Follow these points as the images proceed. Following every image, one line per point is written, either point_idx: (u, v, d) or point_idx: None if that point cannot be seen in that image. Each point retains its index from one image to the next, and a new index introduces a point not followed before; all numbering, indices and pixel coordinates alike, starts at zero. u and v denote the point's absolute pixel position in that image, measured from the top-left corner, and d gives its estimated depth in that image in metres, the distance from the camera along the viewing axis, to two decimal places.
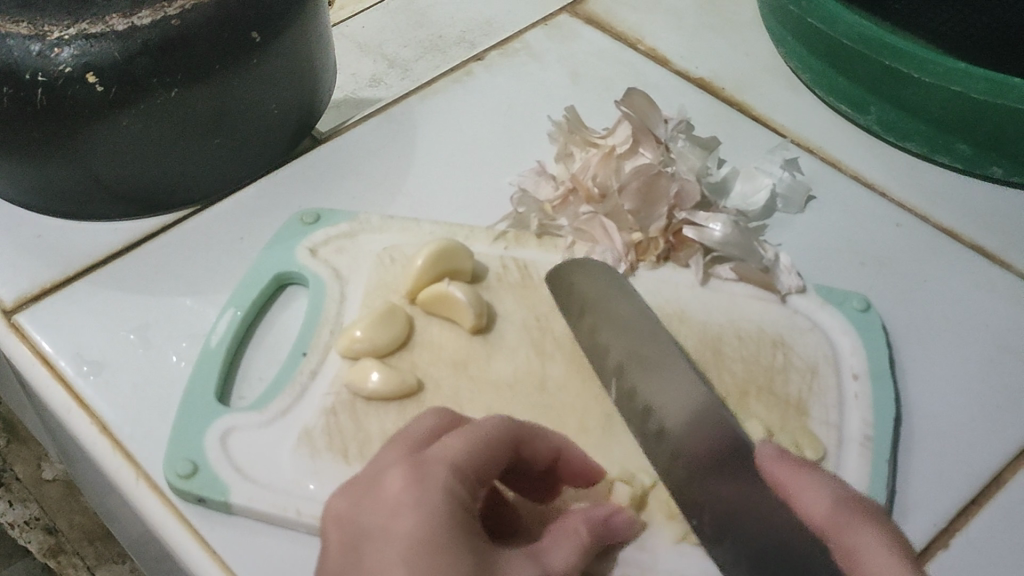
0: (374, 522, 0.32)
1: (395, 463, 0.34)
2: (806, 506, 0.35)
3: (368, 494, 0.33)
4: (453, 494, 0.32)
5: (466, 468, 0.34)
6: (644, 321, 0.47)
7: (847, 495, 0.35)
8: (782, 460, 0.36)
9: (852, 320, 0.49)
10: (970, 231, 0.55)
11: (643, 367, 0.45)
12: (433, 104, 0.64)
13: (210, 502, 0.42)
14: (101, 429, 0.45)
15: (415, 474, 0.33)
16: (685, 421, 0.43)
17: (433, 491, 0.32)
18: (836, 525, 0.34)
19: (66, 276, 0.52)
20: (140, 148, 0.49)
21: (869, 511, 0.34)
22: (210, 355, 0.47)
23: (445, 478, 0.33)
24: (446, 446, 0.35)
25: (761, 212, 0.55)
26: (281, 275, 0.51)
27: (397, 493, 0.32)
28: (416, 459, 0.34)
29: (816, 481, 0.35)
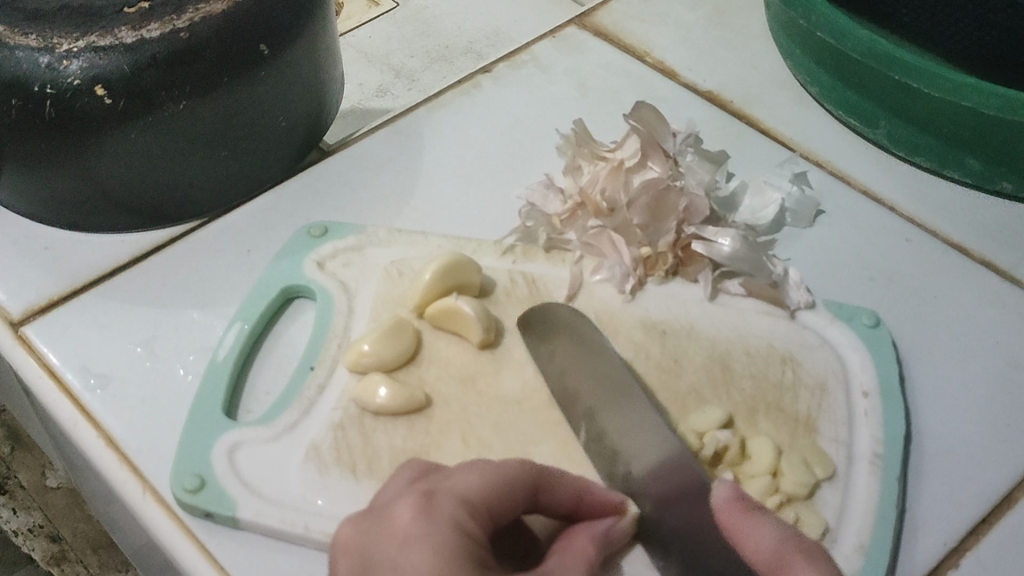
0: (382, 552, 0.32)
1: (404, 496, 0.34)
2: (754, 551, 0.34)
3: (378, 526, 0.33)
4: (462, 527, 0.32)
5: (478, 501, 0.34)
6: (608, 364, 0.46)
7: (795, 539, 0.33)
8: (732, 500, 0.35)
9: (861, 335, 0.48)
10: (979, 246, 0.54)
11: (610, 405, 0.44)
12: (441, 116, 0.63)
13: (217, 517, 0.41)
14: (107, 442, 0.45)
15: (425, 505, 0.33)
16: (651, 466, 0.42)
17: (442, 523, 0.32)
18: (779, 573, 0.33)
19: (74, 288, 0.52)
20: (148, 160, 0.49)
21: (820, 559, 0.33)
22: (217, 369, 0.47)
23: (454, 511, 0.33)
24: (460, 480, 0.35)
25: (770, 227, 0.55)
26: (289, 287, 0.51)
27: (405, 525, 0.32)
28: (427, 491, 0.34)
29: (764, 526, 0.34)
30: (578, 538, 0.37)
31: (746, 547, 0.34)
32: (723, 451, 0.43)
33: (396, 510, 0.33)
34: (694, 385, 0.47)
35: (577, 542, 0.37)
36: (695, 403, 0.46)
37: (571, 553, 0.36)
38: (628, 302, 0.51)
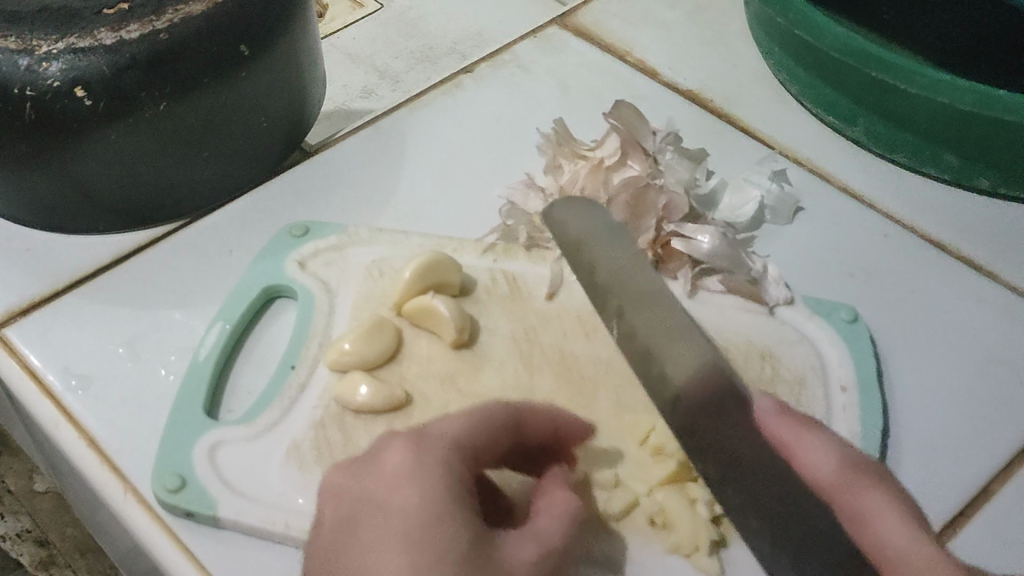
0: (368, 494, 0.35)
1: (391, 444, 0.36)
2: (808, 463, 0.36)
3: (370, 471, 0.36)
4: (456, 471, 0.35)
5: (467, 443, 0.37)
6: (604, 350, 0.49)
7: (850, 456, 0.36)
8: (784, 416, 0.38)
9: (839, 330, 0.49)
10: (957, 242, 0.55)
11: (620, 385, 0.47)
12: (423, 116, 0.64)
13: (198, 516, 0.41)
14: (89, 443, 0.45)
15: (411, 451, 0.36)
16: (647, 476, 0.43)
17: (430, 467, 0.35)
18: (843, 490, 0.35)
19: (56, 289, 0.52)
20: (129, 162, 0.50)
21: (879, 477, 0.36)
22: (199, 369, 0.47)
23: (444, 454, 0.36)
24: (447, 424, 0.37)
25: (749, 224, 0.55)
26: (270, 287, 0.51)
27: (393, 472, 0.35)
28: (417, 435, 0.36)
29: (820, 441, 0.37)
30: (553, 488, 0.38)
31: (801, 462, 0.37)
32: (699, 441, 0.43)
33: (385, 457, 0.36)
34: None
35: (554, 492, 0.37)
36: None
37: (552, 501, 0.36)
38: None
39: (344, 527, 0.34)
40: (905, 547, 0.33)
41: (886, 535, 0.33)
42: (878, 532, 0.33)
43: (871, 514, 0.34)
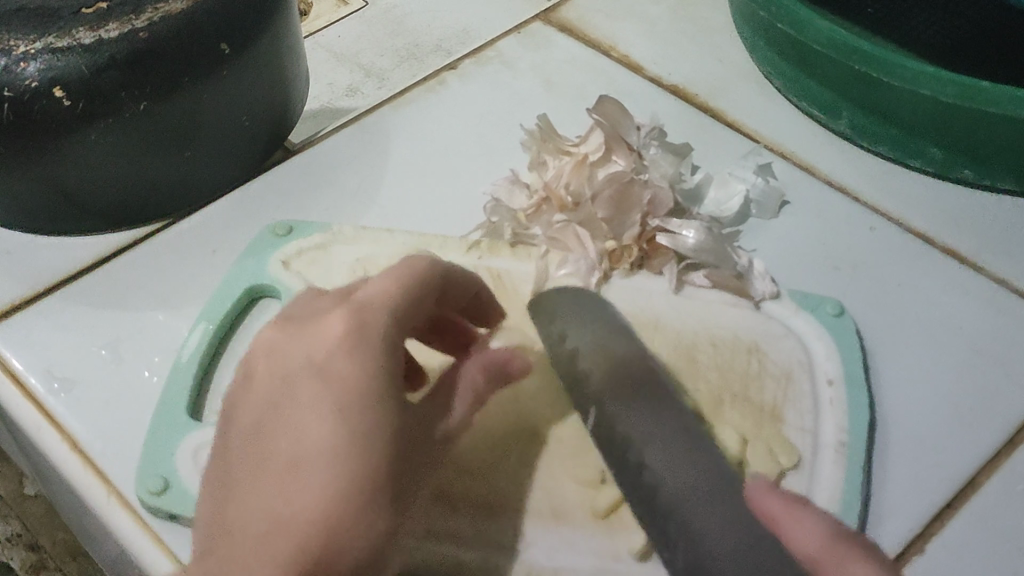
0: (299, 366, 0.35)
1: (333, 312, 0.36)
2: (797, 539, 0.34)
3: (303, 337, 0.36)
4: (387, 358, 0.35)
5: (396, 306, 0.36)
6: (598, 332, 0.45)
7: (842, 532, 0.34)
8: (777, 495, 0.35)
9: (824, 323, 0.49)
10: (943, 233, 0.55)
11: (615, 374, 0.43)
12: (407, 113, 0.63)
13: (183, 518, 0.41)
14: (72, 446, 0.45)
15: (354, 320, 0.35)
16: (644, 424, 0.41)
17: (368, 349, 0.35)
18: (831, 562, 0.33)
19: (37, 292, 0.52)
20: (108, 162, 0.49)
21: (866, 548, 0.33)
22: (182, 371, 0.46)
23: (380, 320, 0.36)
24: (374, 285, 0.37)
25: (735, 219, 0.55)
26: (253, 288, 0.51)
27: (333, 348, 0.35)
28: (351, 305, 0.36)
29: (811, 517, 0.34)
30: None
31: (790, 540, 0.34)
32: None
33: (329, 323, 0.36)
34: None
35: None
36: None
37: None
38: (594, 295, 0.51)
39: (264, 428, 0.34)
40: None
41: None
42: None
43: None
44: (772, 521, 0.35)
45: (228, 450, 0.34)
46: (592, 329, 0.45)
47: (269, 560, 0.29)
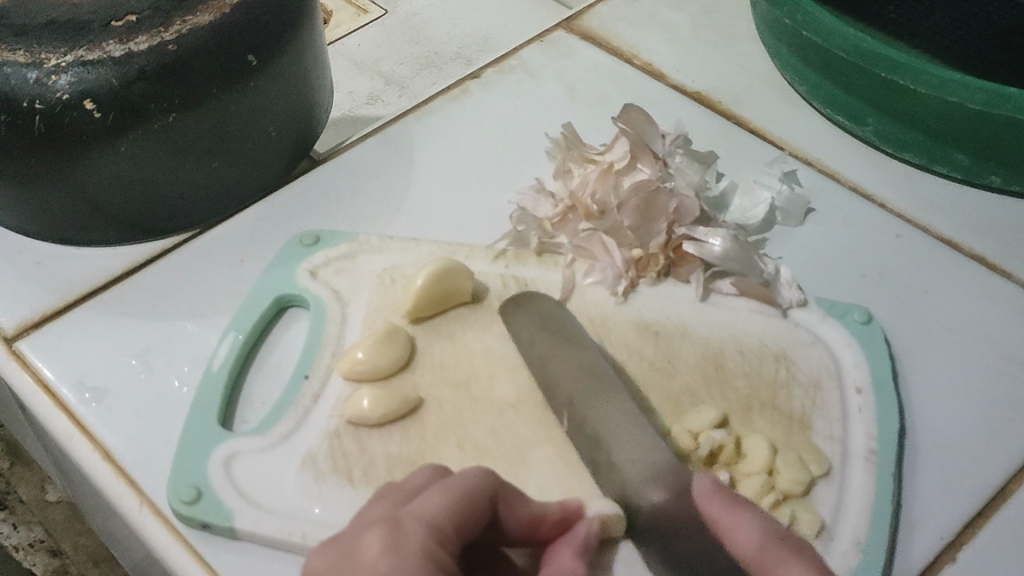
0: None
1: (369, 527, 0.33)
2: (737, 543, 0.36)
3: (339, 558, 0.32)
4: (431, 551, 0.31)
5: (445, 527, 0.33)
6: (602, 362, 0.46)
7: (778, 534, 0.35)
8: (715, 497, 0.37)
9: (852, 331, 0.49)
10: (969, 240, 0.54)
11: (614, 400, 0.44)
12: (430, 122, 0.63)
13: (215, 527, 0.42)
14: (104, 455, 0.45)
15: (392, 537, 0.31)
16: (630, 458, 0.42)
17: (411, 555, 0.31)
18: (763, 562, 0.35)
19: (67, 302, 0.52)
20: (137, 174, 0.49)
21: (800, 548, 0.35)
22: (212, 381, 0.47)
23: (422, 539, 0.32)
24: (424, 505, 0.33)
25: (761, 226, 0.55)
26: (282, 297, 0.51)
27: (371, 559, 0.30)
28: (392, 519, 0.33)
29: (746, 521, 0.36)
30: (561, 554, 0.37)
31: (731, 541, 0.36)
32: (717, 450, 0.43)
33: (363, 540, 0.32)
34: (688, 385, 0.47)
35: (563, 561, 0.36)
36: (690, 403, 0.46)
37: None
38: (620, 303, 0.51)
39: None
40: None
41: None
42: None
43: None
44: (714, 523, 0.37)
45: None
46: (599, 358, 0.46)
47: None
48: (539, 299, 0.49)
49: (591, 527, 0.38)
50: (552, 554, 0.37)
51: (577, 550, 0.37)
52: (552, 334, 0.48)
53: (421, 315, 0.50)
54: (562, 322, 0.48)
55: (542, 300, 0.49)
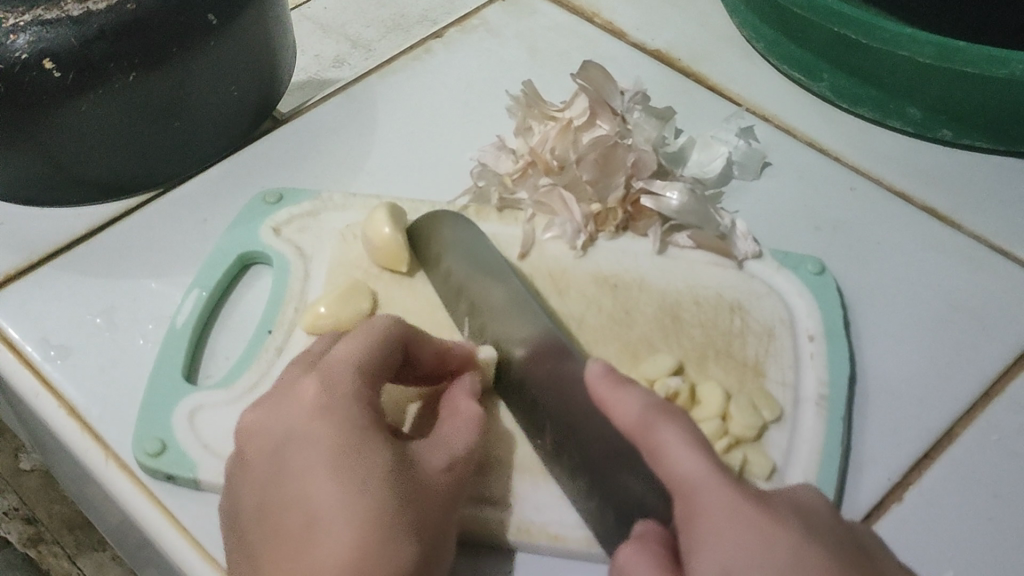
0: (285, 426, 0.38)
1: (303, 376, 0.40)
2: (621, 415, 0.35)
3: (282, 403, 0.39)
4: (357, 412, 0.38)
5: (365, 367, 0.40)
6: (523, 291, 0.48)
7: (659, 403, 0.34)
8: (605, 375, 0.36)
9: (806, 281, 0.50)
10: (922, 192, 0.55)
11: (510, 333, 0.47)
12: (393, 82, 0.64)
13: (178, 479, 0.43)
14: (69, 411, 0.46)
15: (325, 378, 0.39)
16: (529, 357, 0.45)
17: (342, 391, 0.39)
18: (643, 430, 0.34)
19: (31, 261, 0.52)
20: (100, 133, 0.50)
21: (680, 416, 0.34)
22: (176, 337, 0.48)
23: (349, 379, 0.39)
24: (342, 349, 0.40)
25: (718, 180, 0.55)
26: (246, 254, 0.52)
27: (311, 397, 0.38)
28: (322, 369, 0.40)
29: (630, 394, 0.35)
30: (454, 392, 0.43)
31: (614, 415, 0.35)
32: (674, 396, 0.44)
33: (301, 386, 0.39)
34: (645, 335, 0.48)
35: (458, 400, 0.42)
36: (647, 352, 0.47)
37: (455, 411, 0.42)
38: (580, 257, 0.51)
39: (277, 484, 0.37)
40: (695, 474, 0.32)
41: (680, 467, 0.32)
42: (671, 466, 0.33)
43: (668, 447, 0.33)
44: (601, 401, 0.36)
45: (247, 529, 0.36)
46: (511, 307, 0.47)
47: None
48: (452, 223, 0.51)
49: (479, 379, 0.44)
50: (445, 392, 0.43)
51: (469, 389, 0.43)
52: (477, 261, 0.50)
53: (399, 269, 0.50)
54: (473, 245, 0.50)
55: (455, 223, 0.51)
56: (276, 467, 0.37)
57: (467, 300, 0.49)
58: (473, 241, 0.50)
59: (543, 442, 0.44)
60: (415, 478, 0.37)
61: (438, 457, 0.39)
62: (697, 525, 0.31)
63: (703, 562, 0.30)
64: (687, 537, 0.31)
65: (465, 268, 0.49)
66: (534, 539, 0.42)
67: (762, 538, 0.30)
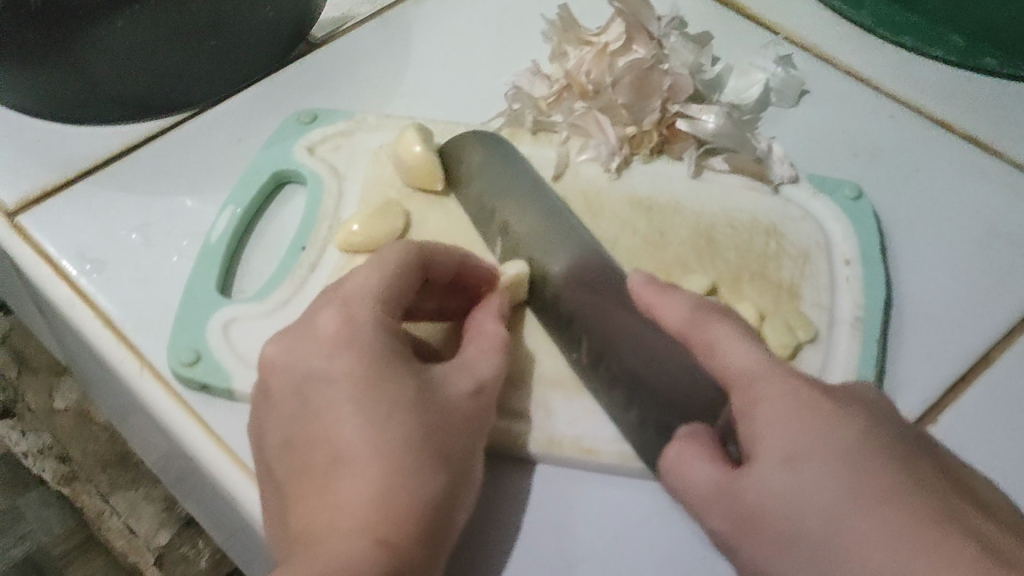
0: (308, 364, 0.39)
1: (322, 305, 0.41)
2: (668, 316, 0.39)
3: (302, 334, 0.40)
4: (382, 348, 0.38)
5: (384, 302, 0.40)
6: (562, 211, 0.49)
7: (706, 305, 0.39)
8: (649, 283, 0.41)
9: (843, 206, 0.49)
10: (963, 120, 0.54)
11: (547, 252, 0.47)
12: (428, 8, 0.63)
13: (214, 388, 0.43)
14: (105, 323, 0.46)
15: (344, 315, 0.39)
16: (568, 272, 0.46)
17: (362, 328, 0.39)
18: (694, 328, 0.38)
19: (68, 178, 0.52)
20: (135, 46, 0.51)
21: (726, 315, 0.38)
22: (210, 253, 0.48)
23: (369, 315, 0.39)
24: (361, 281, 0.40)
25: (755, 106, 0.55)
26: (280, 173, 0.52)
27: (331, 335, 0.39)
28: (341, 298, 0.40)
29: (677, 297, 0.39)
30: (480, 316, 0.43)
31: (662, 317, 0.39)
32: None
33: (321, 317, 0.40)
34: (679, 257, 0.48)
35: (484, 322, 0.42)
36: (681, 274, 0.47)
37: (481, 335, 0.42)
38: (615, 179, 0.51)
39: (305, 419, 0.38)
40: (750, 367, 0.36)
41: (733, 358, 0.36)
42: (725, 359, 0.37)
43: (722, 344, 0.37)
44: (648, 305, 0.40)
45: (275, 463, 0.38)
46: (547, 232, 0.47)
47: (343, 539, 0.34)
48: (479, 145, 0.51)
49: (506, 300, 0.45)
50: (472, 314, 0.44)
51: (495, 314, 0.43)
52: (507, 182, 0.50)
53: (433, 187, 0.50)
54: (506, 168, 0.50)
55: (485, 144, 0.51)
56: (302, 404, 0.38)
57: (498, 223, 0.49)
58: (506, 165, 0.50)
59: (579, 356, 0.44)
60: (438, 406, 0.38)
61: (462, 382, 0.39)
62: (753, 413, 0.35)
63: (766, 447, 0.34)
64: (746, 426, 0.35)
65: (495, 192, 0.49)
66: (565, 452, 0.41)
67: (812, 415, 0.34)
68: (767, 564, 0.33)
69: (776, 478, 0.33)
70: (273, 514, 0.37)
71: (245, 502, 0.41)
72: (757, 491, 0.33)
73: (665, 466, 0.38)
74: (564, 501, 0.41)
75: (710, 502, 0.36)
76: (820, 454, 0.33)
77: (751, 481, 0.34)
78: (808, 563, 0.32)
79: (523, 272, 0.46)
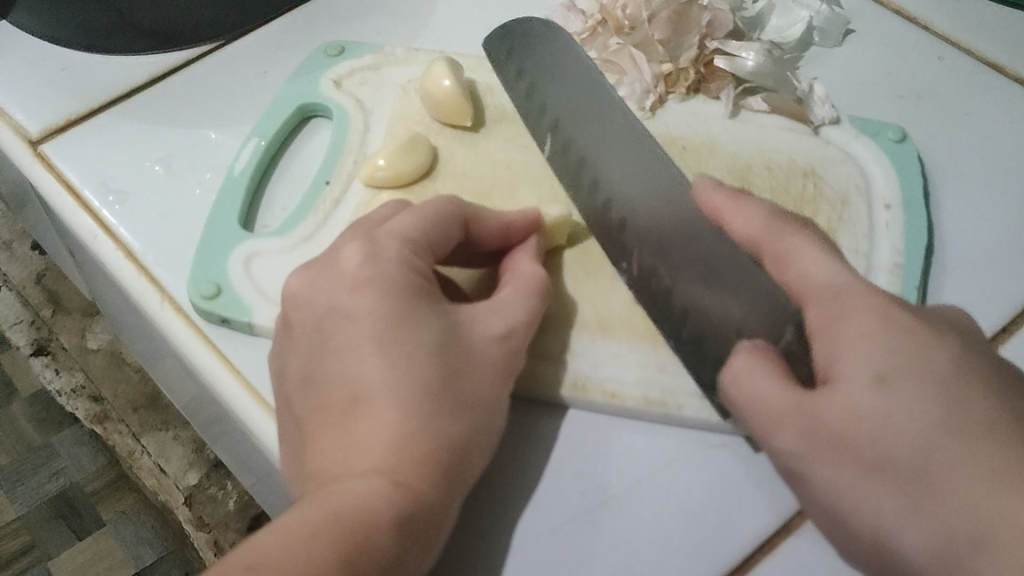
0: (330, 297, 0.37)
1: (350, 239, 0.39)
2: (742, 223, 0.39)
3: (326, 269, 0.38)
4: (405, 282, 0.37)
5: (418, 240, 0.39)
6: (635, 126, 0.47)
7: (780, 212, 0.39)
8: (717, 189, 0.41)
9: (884, 149, 0.47)
10: (1015, 63, 0.52)
11: (615, 175, 0.46)
12: None
13: (233, 322, 0.43)
14: (126, 254, 0.46)
15: (371, 249, 0.38)
16: (634, 196, 0.45)
17: (388, 263, 0.37)
18: (769, 234, 0.38)
19: (92, 107, 0.52)
20: None
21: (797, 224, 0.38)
22: (233, 184, 0.47)
23: (398, 250, 0.38)
24: (397, 223, 0.39)
25: (797, 45, 0.53)
26: (305, 106, 0.51)
27: (355, 269, 0.37)
28: (369, 236, 0.39)
29: (749, 204, 0.39)
30: (519, 261, 0.41)
31: (732, 223, 0.39)
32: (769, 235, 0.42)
33: (346, 253, 0.38)
34: None
35: (521, 265, 0.41)
36: None
37: (519, 279, 0.40)
38: (648, 118, 0.49)
39: (326, 354, 0.36)
40: (825, 289, 0.35)
41: (809, 275, 0.36)
42: (802, 270, 0.36)
43: (796, 256, 0.37)
44: (718, 211, 0.40)
45: (297, 396, 0.37)
46: (614, 160, 0.46)
47: (364, 472, 0.32)
48: (549, 74, 0.50)
49: (541, 243, 0.43)
50: (508, 260, 0.42)
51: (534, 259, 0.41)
52: (576, 104, 0.49)
53: (461, 123, 0.49)
54: (577, 89, 0.49)
55: (553, 72, 0.50)
56: (325, 338, 0.37)
57: (564, 145, 0.47)
58: (572, 88, 0.49)
59: (628, 268, 0.43)
60: (468, 346, 0.36)
61: (495, 323, 0.38)
62: (840, 334, 0.34)
63: (845, 378, 0.33)
64: (822, 353, 0.34)
65: (569, 115, 0.48)
66: (589, 395, 0.40)
67: (903, 345, 0.33)
68: (831, 502, 0.32)
69: (869, 403, 0.32)
70: (291, 448, 0.36)
71: (262, 438, 0.40)
72: (842, 413, 0.32)
73: (721, 378, 0.36)
74: (589, 445, 0.39)
75: (780, 425, 0.33)
76: (915, 384, 0.32)
77: (834, 402, 0.33)
78: (899, 491, 0.31)
79: (565, 214, 0.44)
